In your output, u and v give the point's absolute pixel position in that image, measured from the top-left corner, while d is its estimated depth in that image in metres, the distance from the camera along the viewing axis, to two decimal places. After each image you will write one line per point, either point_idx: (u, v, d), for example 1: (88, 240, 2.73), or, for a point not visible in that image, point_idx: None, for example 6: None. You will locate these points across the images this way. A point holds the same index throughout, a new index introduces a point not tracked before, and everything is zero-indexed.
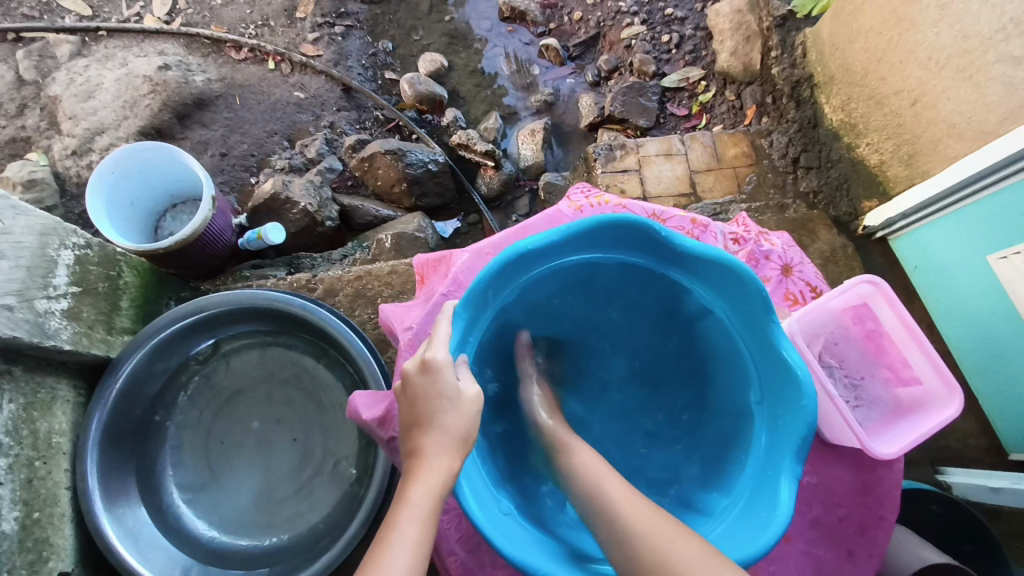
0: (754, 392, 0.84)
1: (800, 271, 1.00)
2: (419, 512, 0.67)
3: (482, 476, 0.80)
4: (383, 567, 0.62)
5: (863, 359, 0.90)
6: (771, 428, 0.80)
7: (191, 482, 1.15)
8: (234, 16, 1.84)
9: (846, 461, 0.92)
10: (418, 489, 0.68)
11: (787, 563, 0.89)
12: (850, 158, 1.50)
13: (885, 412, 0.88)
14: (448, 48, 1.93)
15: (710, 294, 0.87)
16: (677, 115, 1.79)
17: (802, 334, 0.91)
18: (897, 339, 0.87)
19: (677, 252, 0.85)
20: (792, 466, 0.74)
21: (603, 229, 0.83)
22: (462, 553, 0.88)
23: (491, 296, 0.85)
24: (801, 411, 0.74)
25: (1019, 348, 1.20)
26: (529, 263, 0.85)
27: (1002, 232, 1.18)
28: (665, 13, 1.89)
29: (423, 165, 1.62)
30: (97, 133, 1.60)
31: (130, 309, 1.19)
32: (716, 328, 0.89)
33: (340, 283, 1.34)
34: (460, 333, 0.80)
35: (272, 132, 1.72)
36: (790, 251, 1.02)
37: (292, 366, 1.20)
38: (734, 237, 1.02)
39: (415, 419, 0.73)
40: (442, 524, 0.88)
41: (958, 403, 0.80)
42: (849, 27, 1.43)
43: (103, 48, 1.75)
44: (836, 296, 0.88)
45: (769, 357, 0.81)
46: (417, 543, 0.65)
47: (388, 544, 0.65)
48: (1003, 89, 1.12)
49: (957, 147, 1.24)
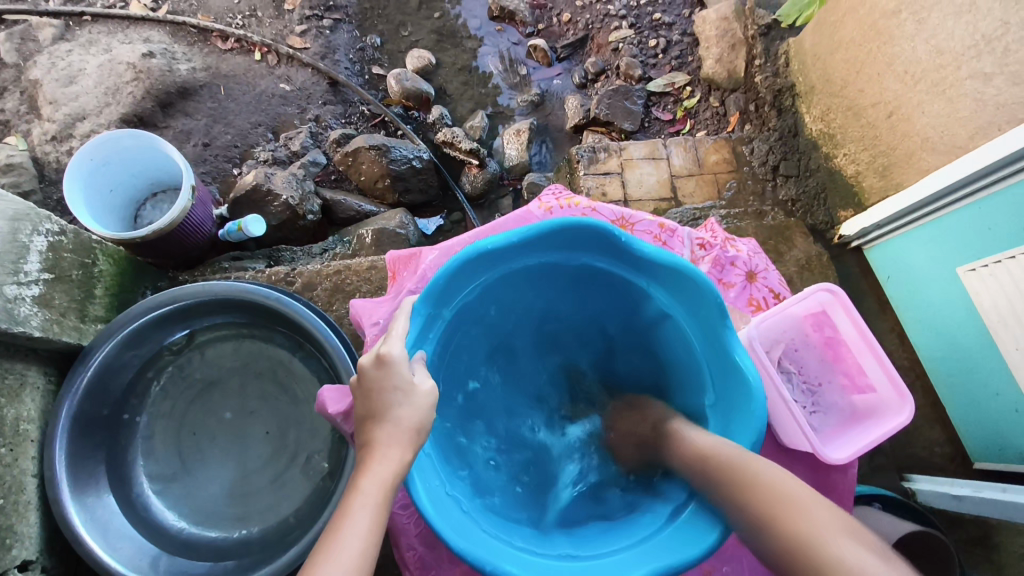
0: (709, 395, 0.85)
1: (764, 277, 1.02)
2: (370, 498, 0.66)
3: (436, 471, 0.80)
4: (334, 555, 0.61)
5: (821, 366, 0.92)
6: (723, 431, 0.81)
7: (162, 473, 1.14)
8: (221, 6, 1.83)
9: (802, 465, 0.93)
10: (370, 478, 0.67)
11: (739, 563, 0.92)
12: (828, 167, 1.53)
13: (840, 418, 0.90)
14: (436, 45, 1.93)
15: (668, 299, 0.87)
16: (661, 119, 1.81)
17: (760, 341, 0.92)
18: (853, 348, 0.88)
19: (638, 258, 0.85)
20: None
21: (565, 232, 0.84)
22: (421, 547, 0.89)
23: (452, 293, 0.86)
24: (752, 415, 0.76)
25: (984, 358, 1.24)
26: (495, 262, 0.86)
27: (971, 245, 1.21)
28: (653, 18, 1.91)
29: (407, 162, 1.63)
30: (78, 118, 1.58)
31: (105, 298, 1.19)
32: (673, 335, 0.89)
33: (319, 277, 1.34)
34: (417, 330, 0.81)
35: (256, 123, 1.71)
36: (755, 258, 1.03)
37: (267, 359, 1.20)
38: (700, 243, 1.03)
39: (369, 411, 0.72)
40: (402, 519, 0.89)
41: (908, 412, 0.81)
42: (830, 38, 1.45)
43: (87, 33, 1.74)
44: (795, 303, 0.90)
45: (722, 364, 0.81)
46: (368, 529, 0.64)
47: (340, 531, 0.64)
48: (975, 105, 1.14)
49: (930, 161, 1.26)
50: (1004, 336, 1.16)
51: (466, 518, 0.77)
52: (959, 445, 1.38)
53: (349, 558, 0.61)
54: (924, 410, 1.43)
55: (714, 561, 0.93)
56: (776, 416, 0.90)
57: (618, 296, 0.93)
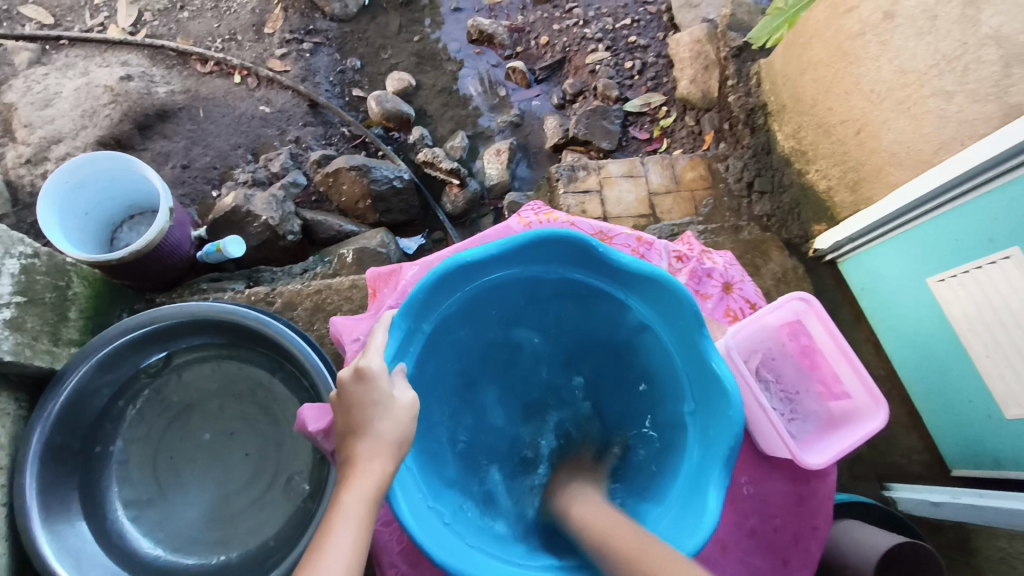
0: (688, 403, 0.85)
1: (740, 288, 1.03)
2: (354, 511, 0.65)
3: (418, 484, 0.79)
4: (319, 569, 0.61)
5: (799, 374, 0.93)
6: (702, 439, 0.81)
7: (137, 498, 1.11)
8: (201, 29, 1.85)
9: (782, 472, 0.94)
10: (352, 493, 0.67)
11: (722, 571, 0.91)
12: (801, 183, 1.57)
13: (819, 424, 0.91)
14: (416, 67, 1.95)
15: (645, 307, 0.88)
16: (639, 138, 1.85)
17: (739, 350, 0.93)
18: (829, 357, 0.90)
19: (615, 268, 0.86)
20: (721, 477, 0.75)
21: (539, 243, 0.84)
22: (404, 565, 0.87)
23: (430, 306, 0.86)
24: (727, 421, 0.76)
25: (957, 367, 1.27)
26: (471, 274, 0.86)
27: (939, 257, 1.25)
28: (628, 41, 1.96)
29: (388, 182, 1.63)
30: (54, 141, 1.57)
31: (79, 320, 1.17)
32: (654, 345, 0.90)
33: (300, 297, 1.34)
34: (397, 343, 0.81)
35: (236, 145, 1.71)
36: (731, 269, 1.05)
37: (247, 380, 1.19)
38: (677, 255, 1.05)
39: (349, 426, 0.71)
40: (383, 535, 0.87)
41: (882, 416, 0.82)
42: (799, 59, 1.50)
43: (64, 57, 1.73)
44: (769, 312, 0.91)
45: (699, 370, 0.82)
46: (353, 544, 0.64)
47: (324, 548, 0.63)
48: (938, 122, 1.18)
49: (899, 175, 1.30)
50: (973, 342, 1.20)
51: (447, 530, 0.77)
52: (936, 452, 1.41)
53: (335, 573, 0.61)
54: (901, 419, 1.46)
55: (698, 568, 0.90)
56: (756, 424, 0.90)
57: (599, 307, 0.94)
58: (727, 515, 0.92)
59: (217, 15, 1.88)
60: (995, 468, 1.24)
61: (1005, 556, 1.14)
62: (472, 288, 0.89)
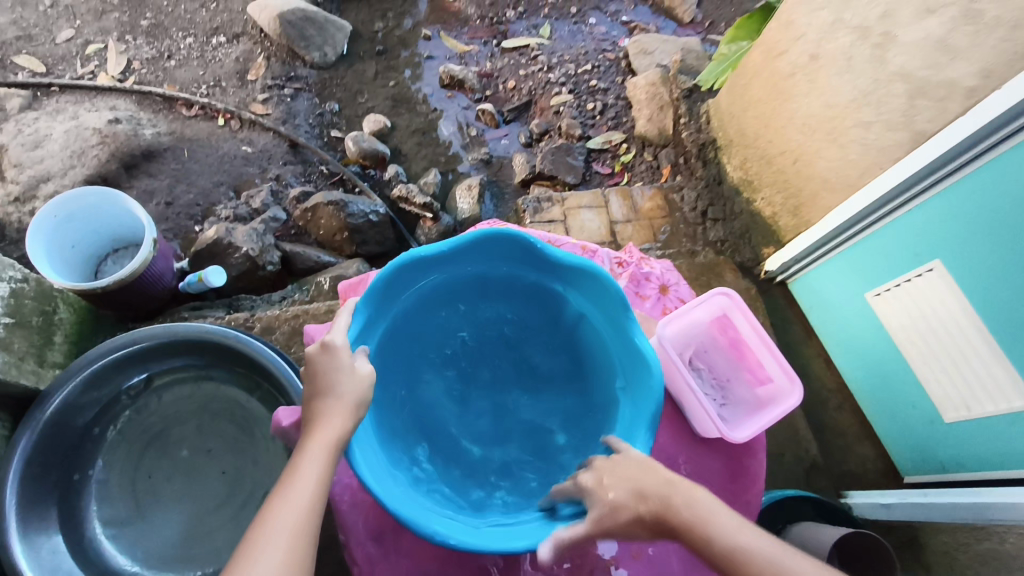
0: (619, 379, 0.91)
1: (676, 290, 1.12)
2: (317, 456, 0.71)
3: (378, 452, 0.83)
4: (282, 504, 0.67)
5: (729, 364, 1.00)
6: (632, 405, 0.87)
7: (116, 517, 1.15)
8: (187, 76, 1.98)
9: (718, 452, 0.97)
10: (314, 444, 0.72)
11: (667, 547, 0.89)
12: (750, 210, 1.69)
13: (747, 410, 0.97)
14: (391, 110, 2.08)
15: (581, 298, 0.97)
16: (602, 173, 1.97)
17: (675, 342, 0.99)
18: (754, 347, 0.97)
19: (552, 263, 0.96)
20: (646, 435, 0.80)
21: (484, 240, 0.94)
22: (368, 544, 0.88)
23: (387, 301, 0.93)
24: (650, 390, 0.82)
25: (900, 373, 1.36)
26: (423, 270, 0.94)
27: (876, 273, 1.35)
28: (590, 84, 2.11)
29: (363, 216, 1.72)
30: (42, 180, 1.63)
31: (63, 344, 1.23)
32: (590, 331, 0.97)
33: (277, 322, 1.41)
34: (360, 326, 0.87)
35: (218, 183, 1.79)
36: (667, 273, 1.14)
37: (225, 400, 1.24)
38: (618, 261, 1.15)
39: (313, 392, 0.76)
40: (349, 518, 0.89)
41: (798, 394, 0.89)
42: (742, 98, 1.64)
43: (54, 103, 1.84)
44: (696, 307, 0.99)
45: (627, 344, 0.90)
46: (315, 486, 0.69)
47: (287, 489, 0.68)
48: (862, 149, 1.30)
49: (833, 199, 1.42)
50: (912, 351, 1.29)
51: (409, 497, 0.79)
52: (888, 460, 1.48)
53: (300, 510, 0.67)
54: (854, 428, 1.54)
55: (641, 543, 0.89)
56: (690, 408, 0.96)
57: (539, 306, 1.01)
58: None
59: (202, 63, 2.02)
60: (941, 472, 1.31)
61: (949, 549, 1.20)
62: (423, 285, 0.97)
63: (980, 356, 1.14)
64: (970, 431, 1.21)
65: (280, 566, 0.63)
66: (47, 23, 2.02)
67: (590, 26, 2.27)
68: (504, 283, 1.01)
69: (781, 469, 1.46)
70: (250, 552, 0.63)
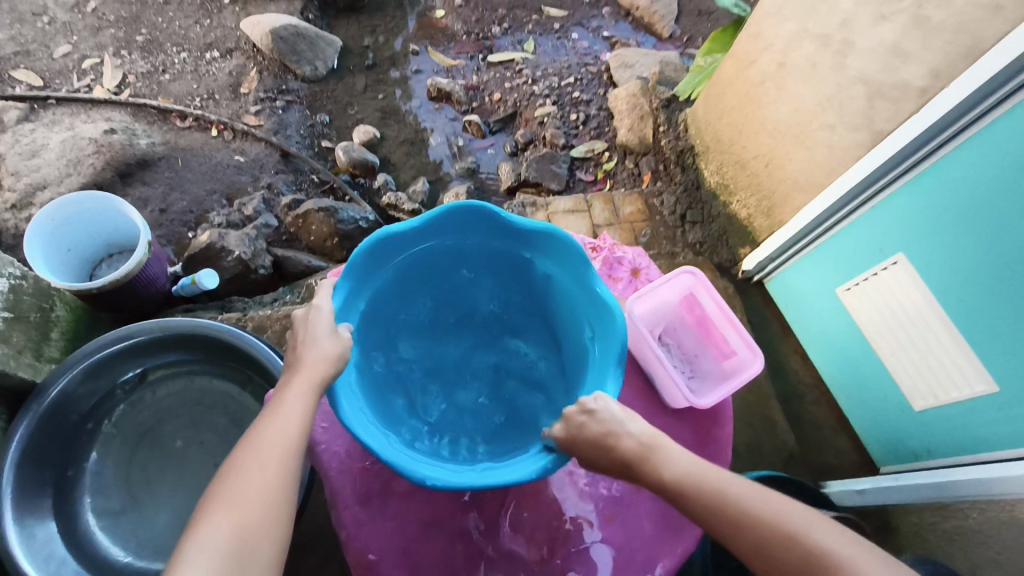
0: (589, 330, 0.95)
1: (647, 273, 1.17)
2: (302, 390, 0.76)
3: (364, 411, 0.86)
4: (267, 435, 0.73)
5: (697, 341, 1.07)
6: (602, 347, 0.91)
7: (110, 508, 1.17)
8: (181, 90, 2.04)
9: (688, 423, 1.02)
10: (299, 384, 0.77)
11: (639, 509, 0.95)
12: (727, 213, 1.76)
13: (714, 382, 1.03)
14: (381, 121, 2.15)
15: (547, 261, 1.00)
16: (585, 180, 2.02)
17: (646, 322, 1.06)
18: (718, 324, 1.04)
19: (517, 231, 0.99)
20: (615, 373, 0.84)
21: (452, 215, 0.98)
22: (354, 506, 0.94)
23: (366, 277, 0.97)
24: (616, 334, 0.87)
25: (871, 363, 1.41)
26: (399, 248, 0.99)
27: (845, 269, 1.41)
28: (573, 96, 2.19)
29: (354, 222, 1.78)
30: (39, 188, 1.66)
31: (59, 341, 1.26)
32: (558, 289, 1.02)
33: (269, 321, 1.45)
34: (342, 301, 0.92)
35: (211, 191, 1.84)
36: (639, 258, 1.20)
37: (218, 393, 1.28)
38: (591, 247, 1.20)
39: (300, 341, 0.82)
40: (337, 482, 0.95)
41: (759, 362, 0.95)
42: (716, 106, 1.72)
43: (51, 115, 1.88)
44: (662, 286, 1.05)
45: (592, 297, 0.94)
46: (299, 422, 0.75)
47: (272, 423, 0.74)
48: (827, 150, 1.38)
49: (802, 199, 1.49)
50: (881, 343, 1.34)
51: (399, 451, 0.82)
52: (864, 452, 1.53)
53: (283, 442, 0.73)
54: (830, 421, 1.59)
55: (615, 506, 0.95)
56: (659, 380, 1.00)
57: (510, 269, 1.07)
58: None
59: (196, 77, 2.08)
60: (913, 460, 1.35)
61: (919, 529, 1.25)
62: (400, 258, 1.01)
63: (941, 341, 1.19)
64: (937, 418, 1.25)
65: (268, 484, 0.69)
66: (45, 39, 2.08)
67: (573, 41, 2.36)
68: (475, 252, 1.05)
69: (761, 461, 1.50)
70: (242, 469, 0.70)
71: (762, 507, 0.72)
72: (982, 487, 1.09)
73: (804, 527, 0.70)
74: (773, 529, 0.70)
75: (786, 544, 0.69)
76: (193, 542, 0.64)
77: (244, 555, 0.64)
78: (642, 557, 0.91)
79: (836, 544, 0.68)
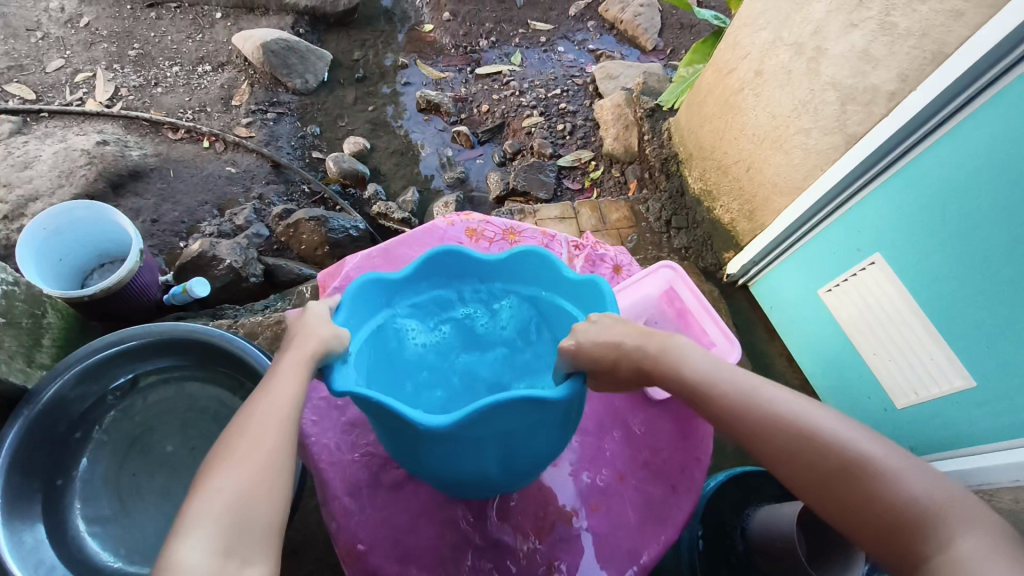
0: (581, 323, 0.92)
1: (627, 270, 1.29)
2: (293, 368, 0.78)
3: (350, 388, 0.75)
4: (262, 407, 0.75)
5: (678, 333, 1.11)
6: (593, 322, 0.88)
7: (99, 515, 1.17)
8: (173, 102, 2.07)
9: (669, 416, 1.09)
10: (291, 356, 0.79)
11: (623, 498, 1.01)
12: (710, 218, 1.80)
13: None
14: (371, 133, 2.19)
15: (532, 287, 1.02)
16: (572, 189, 2.04)
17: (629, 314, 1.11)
18: (697, 316, 1.11)
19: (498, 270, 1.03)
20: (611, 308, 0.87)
21: (440, 259, 1.00)
22: (346, 497, 0.98)
23: (360, 323, 0.93)
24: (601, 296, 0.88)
25: (850, 358, 1.42)
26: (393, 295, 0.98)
27: (827, 270, 1.43)
28: (560, 107, 2.23)
29: (344, 231, 1.80)
30: (31, 199, 1.67)
31: (50, 348, 1.27)
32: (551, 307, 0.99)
33: (260, 328, 1.46)
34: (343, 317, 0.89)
35: (203, 202, 1.86)
36: (620, 256, 1.32)
37: (210, 399, 1.28)
38: (575, 245, 1.31)
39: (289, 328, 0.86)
40: (328, 475, 0.99)
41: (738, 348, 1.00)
42: (698, 114, 1.76)
43: (43, 127, 1.90)
44: (645, 278, 1.16)
45: (573, 291, 0.95)
46: (294, 394, 0.77)
47: (267, 397, 0.76)
48: (803, 154, 1.42)
49: (782, 202, 1.53)
50: (862, 343, 1.35)
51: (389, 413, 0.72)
52: None
53: (276, 415, 0.74)
54: None
55: (601, 497, 1.00)
56: None
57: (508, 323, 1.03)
58: (623, 451, 1.05)
59: (188, 91, 2.11)
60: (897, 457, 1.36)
61: None
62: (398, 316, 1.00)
63: (914, 333, 1.21)
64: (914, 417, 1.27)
65: (264, 453, 0.71)
66: (38, 54, 2.11)
67: (559, 54, 2.42)
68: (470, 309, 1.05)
69: None
70: (241, 438, 0.72)
71: (800, 417, 0.73)
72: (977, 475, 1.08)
73: (845, 438, 0.71)
74: (810, 442, 0.71)
75: (824, 456, 0.70)
76: (196, 506, 0.66)
77: (245, 522, 0.65)
78: (626, 545, 0.96)
79: (877, 452, 0.69)
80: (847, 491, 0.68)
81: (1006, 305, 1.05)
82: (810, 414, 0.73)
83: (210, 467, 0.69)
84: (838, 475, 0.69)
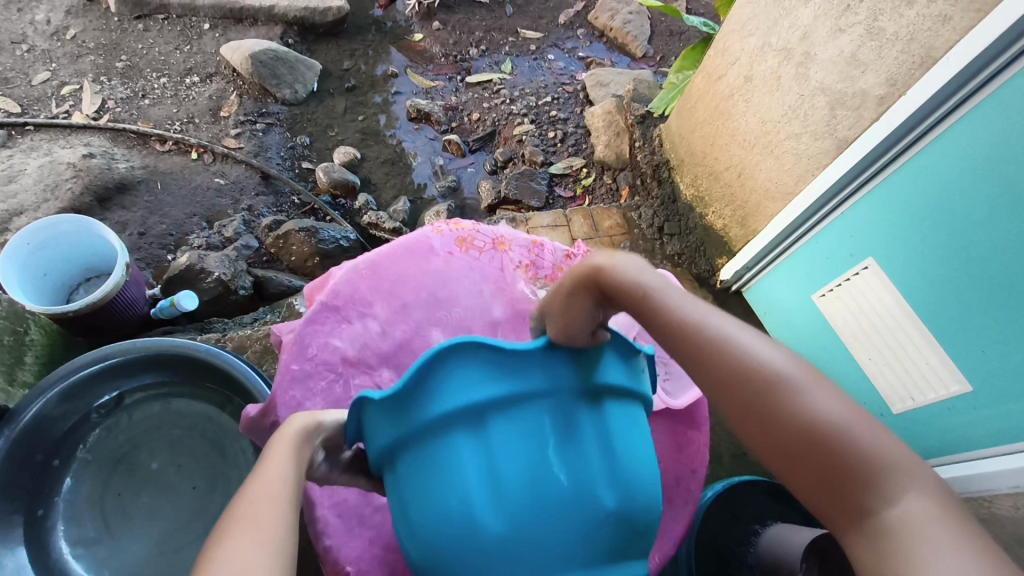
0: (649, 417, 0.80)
1: None
2: (288, 444, 0.77)
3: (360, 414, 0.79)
4: (260, 476, 0.70)
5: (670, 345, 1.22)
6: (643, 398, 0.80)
7: (84, 537, 1.15)
8: (161, 114, 2.05)
9: (664, 426, 1.12)
10: (283, 437, 0.78)
11: None
12: (703, 224, 1.80)
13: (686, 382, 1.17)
14: (361, 142, 2.17)
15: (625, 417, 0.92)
16: (564, 197, 2.03)
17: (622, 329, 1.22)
18: None
19: None
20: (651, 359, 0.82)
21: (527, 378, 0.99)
22: (333, 518, 0.98)
23: None
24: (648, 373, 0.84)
25: (843, 365, 1.41)
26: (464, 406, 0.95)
27: (822, 276, 1.42)
28: (550, 115, 2.22)
29: (334, 241, 1.79)
30: (15, 213, 1.65)
31: (34, 365, 1.31)
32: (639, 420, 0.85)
33: (249, 341, 1.45)
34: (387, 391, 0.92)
35: (191, 214, 1.84)
36: None
37: (197, 415, 1.26)
38: (566, 255, 1.32)
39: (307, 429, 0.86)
40: (316, 494, 0.99)
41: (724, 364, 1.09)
42: (688, 120, 1.76)
43: (28, 141, 1.88)
44: None
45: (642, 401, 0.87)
46: (291, 467, 0.73)
47: (265, 468, 0.72)
48: (794, 159, 1.42)
49: (774, 207, 1.52)
50: (858, 348, 1.33)
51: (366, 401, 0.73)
52: None
53: (275, 480, 0.70)
54: None
55: None
56: None
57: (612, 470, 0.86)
58: None
59: (176, 102, 2.10)
60: None
61: None
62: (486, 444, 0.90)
63: (910, 338, 1.20)
64: (908, 424, 1.26)
65: (267, 515, 0.64)
66: (24, 66, 2.09)
67: (549, 62, 2.42)
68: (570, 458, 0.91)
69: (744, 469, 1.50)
70: (241, 508, 0.65)
71: (748, 355, 0.63)
72: (985, 482, 1.06)
73: (792, 381, 0.62)
74: (756, 383, 0.62)
75: (774, 404, 0.61)
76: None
77: None
78: None
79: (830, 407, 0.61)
80: (800, 439, 0.60)
81: (1003, 308, 1.03)
82: (762, 354, 0.63)
83: (224, 534, 0.61)
84: (790, 425, 0.61)
